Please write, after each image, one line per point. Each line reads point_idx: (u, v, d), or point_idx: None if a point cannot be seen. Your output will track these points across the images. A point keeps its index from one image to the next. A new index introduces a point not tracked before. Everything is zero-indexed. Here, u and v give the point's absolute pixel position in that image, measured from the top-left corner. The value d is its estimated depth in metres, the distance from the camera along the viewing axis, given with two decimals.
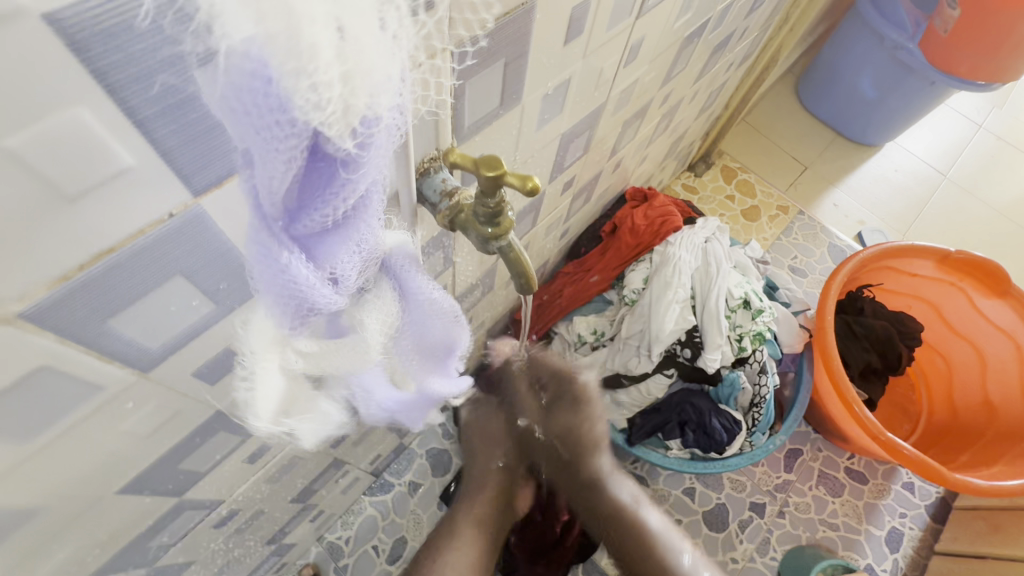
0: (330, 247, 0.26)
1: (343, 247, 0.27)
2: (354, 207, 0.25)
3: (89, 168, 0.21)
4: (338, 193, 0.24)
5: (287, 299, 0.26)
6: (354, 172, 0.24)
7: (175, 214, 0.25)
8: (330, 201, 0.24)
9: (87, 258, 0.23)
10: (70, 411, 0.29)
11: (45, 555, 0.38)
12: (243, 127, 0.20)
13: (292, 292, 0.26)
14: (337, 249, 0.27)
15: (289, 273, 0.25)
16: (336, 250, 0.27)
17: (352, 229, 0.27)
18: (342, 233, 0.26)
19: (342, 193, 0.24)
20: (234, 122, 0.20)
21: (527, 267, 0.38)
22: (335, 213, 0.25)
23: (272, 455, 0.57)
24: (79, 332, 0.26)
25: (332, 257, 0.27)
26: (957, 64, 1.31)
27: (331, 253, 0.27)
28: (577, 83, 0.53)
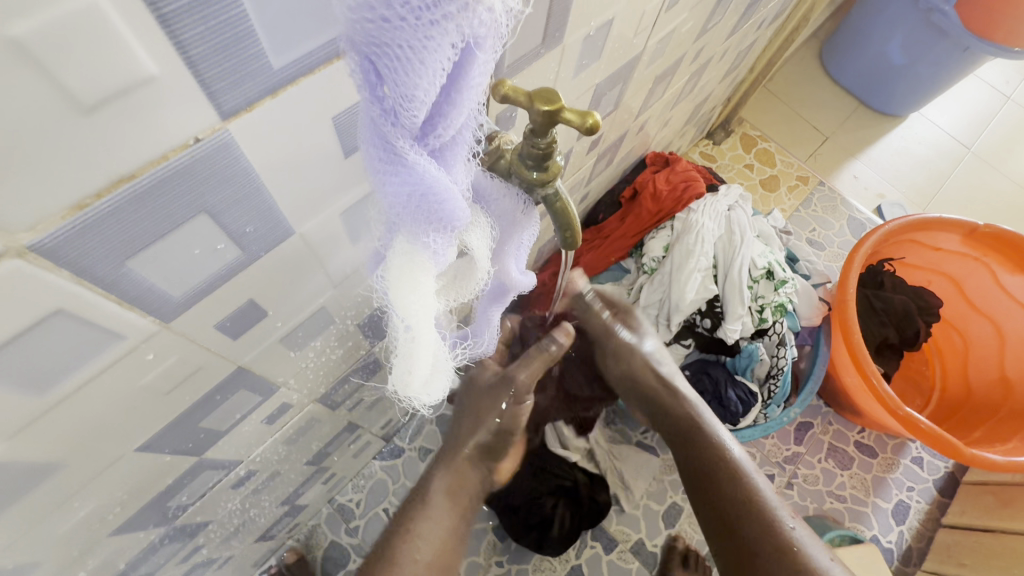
0: (450, 156, 0.26)
1: (463, 156, 0.26)
2: (475, 108, 0.25)
3: (109, 71, 0.18)
4: (462, 89, 0.23)
5: (423, 216, 0.26)
6: (483, 63, 0.23)
7: (202, 138, 0.22)
8: (457, 100, 0.23)
9: (106, 184, 0.21)
10: (89, 361, 0.27)
11: (66, 512, 0.37)
12: (396, 20, 0.19)
13: (432, 206, 0.25)
14: (457, 158, 0.26)
15: (433, 186, 0.24)
16: (456, 160, 0.26)
17: (468, 135, 0.26)
18: (462, 140, 0.25)
19: (468, 89, 0.23)
20: (388, 18, 0.18)
21: (573, 218, 0.35)
22: (462, 115, 0.24)
23: (290, 417, 0.56)
24: (97, 272, 0.23)
25: (454, 168, 0.26)
26: (994, 30, 1.24)
27: (452, 162, 0.26)
28: (618, 25, 0.49)
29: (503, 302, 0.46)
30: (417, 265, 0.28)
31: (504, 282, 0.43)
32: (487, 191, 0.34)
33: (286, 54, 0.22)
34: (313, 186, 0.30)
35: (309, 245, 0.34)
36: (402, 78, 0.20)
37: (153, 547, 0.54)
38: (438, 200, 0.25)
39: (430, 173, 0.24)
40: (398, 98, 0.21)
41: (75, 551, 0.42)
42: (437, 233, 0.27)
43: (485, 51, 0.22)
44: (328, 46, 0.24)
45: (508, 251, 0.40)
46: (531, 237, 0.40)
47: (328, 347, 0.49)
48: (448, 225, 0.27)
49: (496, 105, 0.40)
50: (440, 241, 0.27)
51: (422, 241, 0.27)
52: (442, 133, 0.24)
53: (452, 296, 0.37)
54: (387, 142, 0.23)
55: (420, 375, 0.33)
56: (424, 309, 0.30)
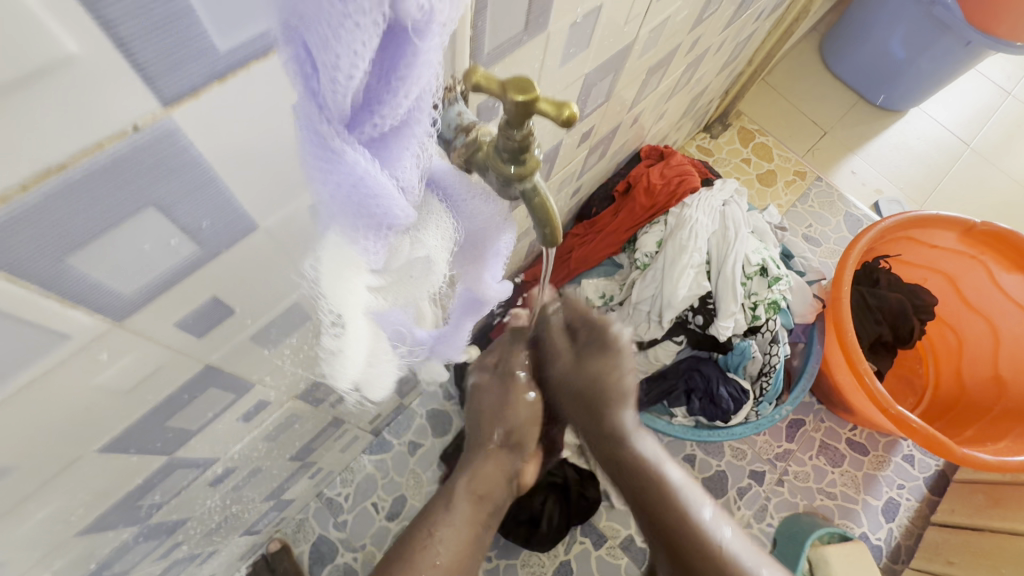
0: (392, 149, 0.24)
1: (410, 150, 0.25)
2: (422, 100, 0.23)
3: (23, 47, 0.16)
4: (402, 77, 0.22)
5: (357, 210, 0.24)
6: (426, 50, 0.21)
7: (141, 126, 0.21)
8: (396, 89, 0.22)
9: (31, 175, 0.19)
10: (34, 362, 0.26)
11: (27, 514, 0.36)
12: None
13: (366, 202, 0.24)
14: (400, 153, 0.24)
15: (366, 180, 0.23)
16: (401, 155, 0.24)
17: (414, 130, 0.24)
18: (406, 133, 0.24)
19: (408, 80, 0.22)
20: None
21: (552, 214, 0.34)
22: (404, 105, 0.22)
23: (269, 414, 0.54)
24: (32, 269, 0.22)
25: (397, 162, 0.24)
26: (996, 24, 1.22)
27: (395, 158, 0.24)
28: (607, 12, 0.47)
29: (477, 312, 0.46)
30: (348, 259, 0.27)
31: (477, 291, 0.42)
32: (454, 190, 0.33)
33: (233, 35, 0.21)
34: (276, 179, 0.29)
35: (275, 240, 0.33)
36: (325, 54, 0.19)
37: (128, 545, 0.53)
38: (372, 196, 0.23)
39: (362, 165, 0.22)
40: (326, 78, 0.19)
41: (40, 551, 0.41)
42: (371, 231, 0.25)
43: (426, 38, 0.21)
44: (278, 28, 0.22)
45: (482, 260, 0.39)
46: (506, 246, 0.39)
47: (305, 344, 0.48)
48: (386, 224, 0.25)
49: (477, 96, 0.38)
50: (374, 240, 0.26)
51: (355, 239, 0.26)
52: (379, 122, 0.22)
53: (403, 294, 0.33)
54: (315, 128, 0.21)
55: (355, 360, 0.36)
56: (351, 303, 0.30)
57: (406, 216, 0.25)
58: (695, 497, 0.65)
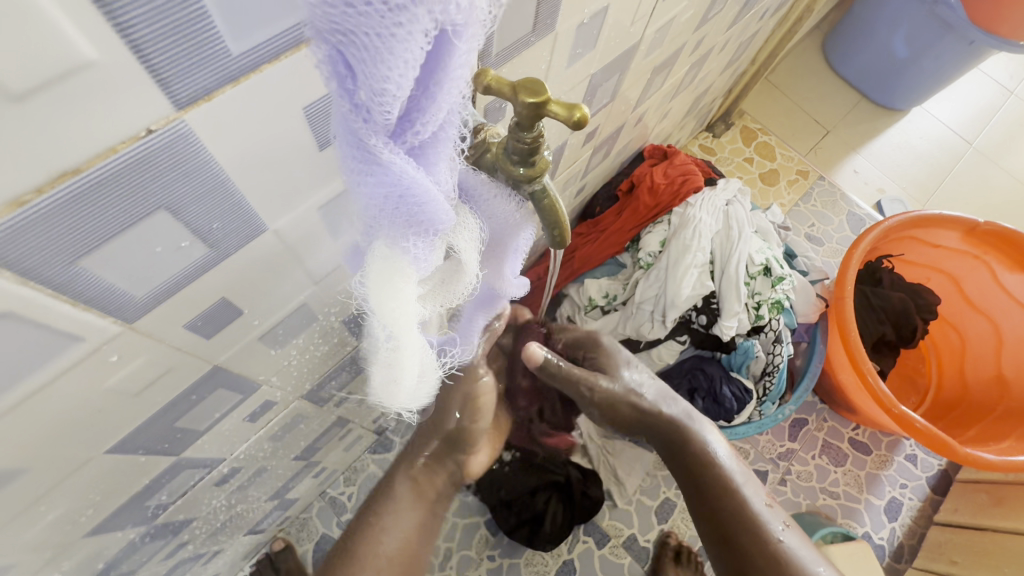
0: (431, 155, 0.24)
1: (446, 154, 0.25)
2: (458, 101, 0.23)
3: (36, 53, 0.16)
4: (441, 82, 0.22)
5: (401, 216, 0.24)
6: (464, 53, 0.21)
7: (155, 129, 0.21)
8: (435, 94, 0.22)
9: (46, 179, 0.19)
10: (46, 365, 0.26)
11: (37, 515, 0.36)
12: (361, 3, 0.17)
13: (412, 208, 0.24)
14: (438, 156, 0.24)
15: (411, 187, 0.23)
16: (439, 160, 0.25)
17: (452, 131, 0.24)
18: (444, 138, 0.24)
19: (448, 83, 0.22)
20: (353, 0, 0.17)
21: (561, 215, 0.34)
22: (443, 109, 0.22)
23: (275, 414, 0.54)
24: (46, 272, 0.22)
25: (435, 167, 0.25)
26: (1001, 25, 1.22)
27: (434, 161, 0.24)
28: (614, 12, 0.47)
29: (490, 307, 0.46)
30: (396, 268, 0.27)
31: (495, 286, 0.42)
32: (476, 190, 0.33)
33: (247, 38, 0.21)
34: (285, 180, 0.29)
35: (284, 241, 0.33)
36: (370, 70, 0.19)
37: (135, 545, 0.53)
38: (418, 203, 0.24)
39: (408, 173, 0.22)
40: (370, 93, 0.19)
41: (49, 553, 0.41)
42: (417, 234, 0.26)
43: (464, 40, 0.21)
44: (295, 31, 0.22)
45: (500, 255, 0.39)
46: (525, 243, 0.39)
47: (311, 345, 0.48)
48: (430, 228, 0.26)
49: (484, 96, 0.38)
50: (420, 243, 0.26)
51: (401, 244, 0.26)
52: (420, 130, 0.22)
53: (440, 296, 0.35)
54: (360, 140, 0.21)
55: (410, 380, 0.33)
56: (404, 314, 0.28)
57: (447, 218, 0.26)
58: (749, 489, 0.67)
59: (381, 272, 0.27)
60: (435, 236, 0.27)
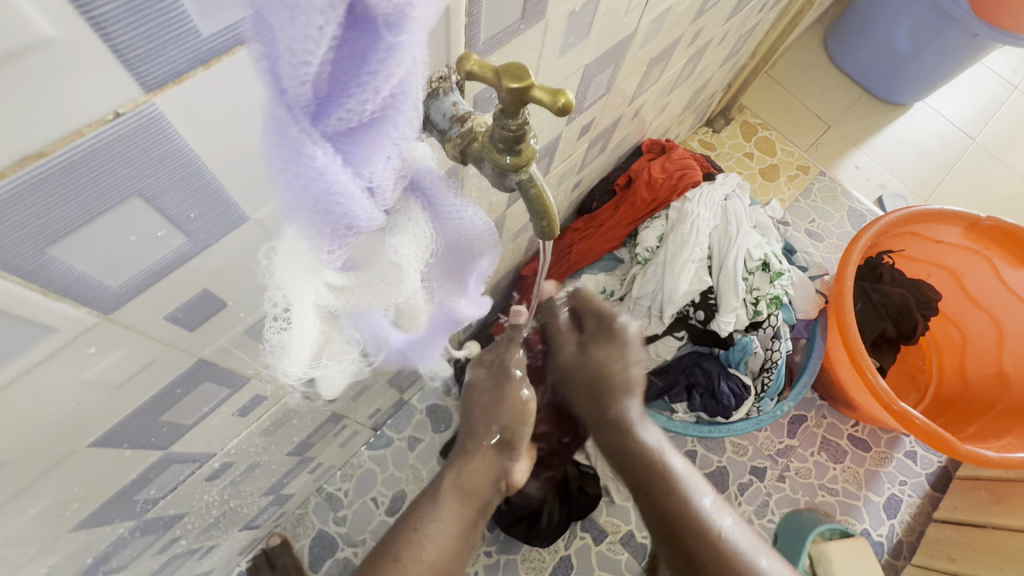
0: (360, 146, 0.24)
1: (378, 146, 0.25)
2: (394, 96, 0.23)
3: None
4: (370, 72, 0.22)
5: (321, 208, 0.25)
6: (392, 41, 0.21)
7: (123, 112, 0.20)
8: (364, 88, 0.22)
9: (9, 162, 0.18)
10: (19, 356, 0.25)
11: (18, 509, 0.35)
12: None
13: (328, 198, 0.24)
14: (369, 151, 0.25)
15: (327, 177, 0.23)
16: (370, 151, 0.25)
17: (387, 125, 0.24)
18: (374, 127, 0.24)
19: (379, 77, 0.22)
20: None
21: (549, 206, 0.33)
22: (369, 103, 0.23)
23: (265, 409, 0.54)
24: (13, 260, 0.21)
25: (365, 159, 0.25)
26: (1005, 17, 1.19)
27: (365, 156, 0.25)
28: (607, 1, 0.46)
29: (453, 325, 0.46)
30: (304, 258, 0.28)
31: (450, 308, 0.43)
32: (438, 197, 0.32)
33: (215, 19, 0.20)
34: (265, 168, 0.28)
35: (267, 232, 0.32)
36: (286, 52, 0.19)
37: (126, 539, 0.53)
38: (335, 193, 0.24)
39: (325, 162, 0.23)
40: (287, 76, 0.20)
41: (36, 546, 0.41)
42: (334, 227, 0.26)
43: (394, 34, 0.21)
44: None
45: (462, 278, 0.39)
46: (487, 266, 0.40)
47: None
48: (349, 223, 0.26)
49: (474, 86, 0.37)
50: (336, 237, 0.26)
51: (319, 236, 0.26)
52: (345, 118, 0.22)
53: (369, 301, 0.34)
54: (279, 125, 0.21)
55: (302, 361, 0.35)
56: (306, 302, 0.30)
57: (364, 212, 0.26)
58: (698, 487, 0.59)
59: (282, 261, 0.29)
60: (355, 231, 0.27)
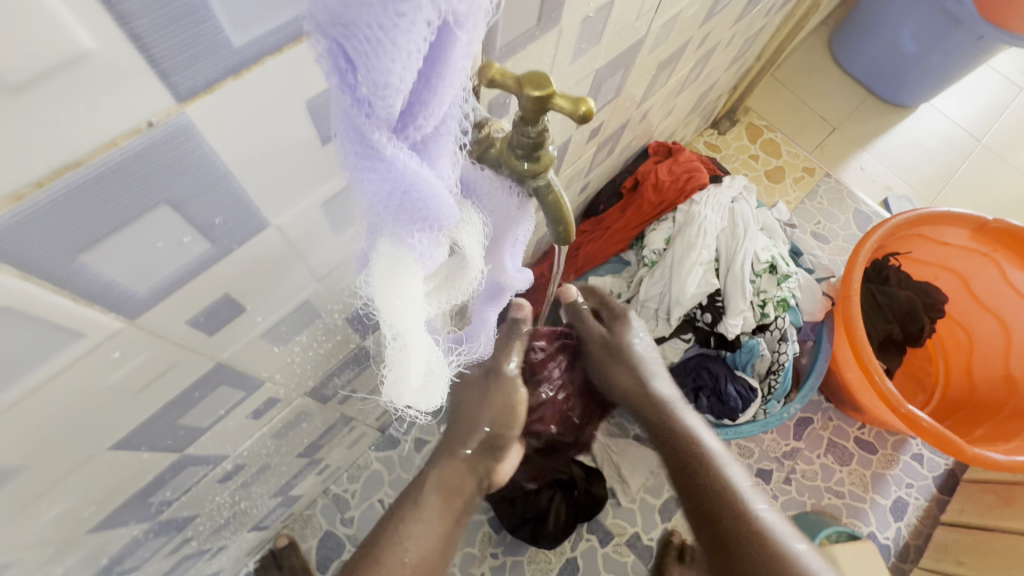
0: (433, 149, 0.24)
1: (447, 148, 0.25)
2: (458, 93, 0.23)
3: (37, 46, 0.16)
4: (442, 75, 0.22)
5: (405, 213, 0.24)
6: (464, 45, 0.21)
7: (155, 122, 0.20)
8: (437, 87, 0.22)
9: (46, 172, 0.19)
10: (45, 362, 0.25)
11: (38, 512, 0.36)
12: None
13: (415, 204, 0.24)
14: (440, 150, 0.24)
15: (415, 182, 0.23)
16: (440, 153, 0.25)
17: (451, 124, 0.24)
18: (446, 131, 0.24)
19: (449, 75, 0.22)
20: None
21: (566, 211, 0.33)
22: (444, 103, 0.22)
23: (278, 411, 0.54)
24: (47, 268, 0.22)
25: (438, 161, 0.25)
26: (1010, 18, 1.19)
27: (436, 156, 0.24)
28: (619, 6, 0.46)
29: (498, 303, 0.45)
30: (401, 267, 0.26)
31: (500, 281, 0.42)
32: (476, 185, 0.33)
33: (247, 30, 0.20)
34: (288, 175, 0.28)
35: (286, 237, 0.32)
36: (376, 64, 0.19)
37: (139, 541, 0.53)
38: (421, 198, 0.23)
39: (411, 167, 0.22)
40: (376, 88, 0.19)
41: (52, 549, 0.41)
42: (421, 233, 0.25)
43: (465, 30, 0.21)
44: (295, 21, 0.22)
45: (503, 250, 0.39)
46: (526, 232, 0.39)
47: (314, 342, 0.47)
48: (433, 225, 0.25)
49: (488, 92, 0.38)
50: (425, 241, 0.26)
51: (406, 243, 0.26)
52: (422, 124, 0.22)
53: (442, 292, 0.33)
54: (364, 137, 0.21)
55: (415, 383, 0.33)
56: (410, 314, 0.28)
57: (449, 212, 0.25)
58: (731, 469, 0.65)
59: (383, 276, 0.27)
60: (437, 233, 0.27)
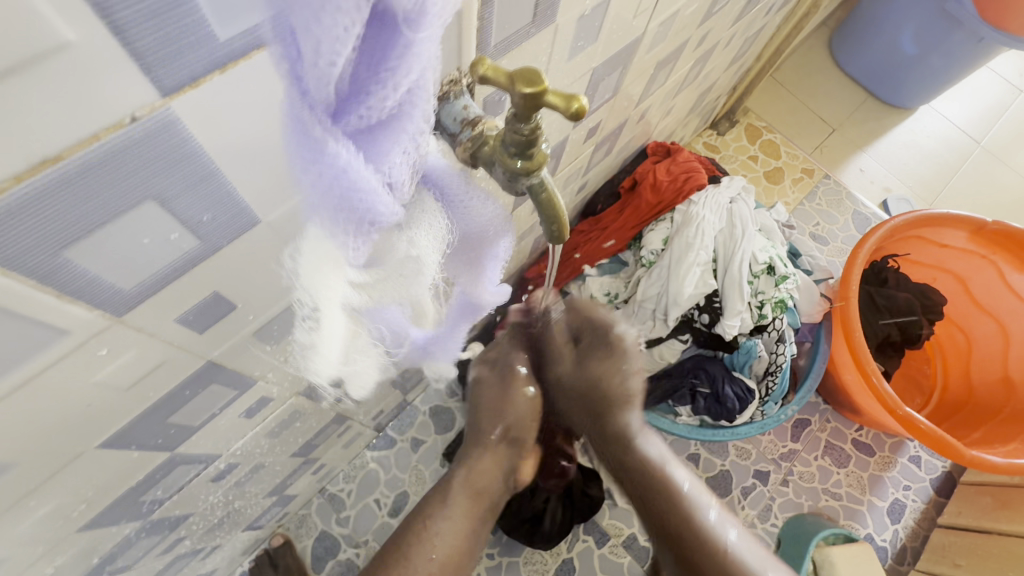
0: (382, 144, 0.24)
1: (399, 145, 0.25)
2: (414, 92, 0.23)
3: (12, 37, 0.16)
4: (390, 70, 0.21)
5: (339, 204, 0.24)
6: (419, 43, 0.21)
7: (139, 116, 0.20)
8: (383, 83, 0.22)
9: (25, 167, 0.18)
10: (31, 358, 0.25)
11: (26, 510, 0.35)
12: None
13: (350, 197, 0.24)
14: (388, 146, 0.24)
15: (348, 174, 0.22)
16: (390, 149, 0.24)
17: (407, 122, 0.24)
18: (397, 128, 0.24)
19: (399, 71, 0.22)
20: None
21: (560, 210, 0.33)
22: (392, 99, 0.22)
23: (271, 410, 0.54)
24: (28, 263, 0.21)
25: (387, 155, 0.24)
26: (1010, 20, 1.19)
27: (384, 151, 0.24)
28: (615, 5, 0.46)
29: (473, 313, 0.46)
30: (331, 259, 0.28)
31: (471, 293, 0.43)
32: (452, 191, 0.32)
33: (233, 24, 0.20)
34: (280, 172, 0.28)
35: (277, 235, 0.32)
36: (306, 47, 0.19)
37: (131, 540, 0.53)
38: (355, 191, 0.23)
39: (345, 159, 0.22)
40: (307, 72, 0.19)
41: (42, 548, 0.41)
42: (356, 227, 0.25)
43: (420, 29, 0.21)
44: None
45: (479, 266, 0.39)
46: (503, 250, 0.39)
47: None
48: (369, 219, 0.25)
49: (482, 89, 0.38)
50: (358, 235, 0.26)
51: (340, 234, 0.26)
52: (365, 118, 0.22)
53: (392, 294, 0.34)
54: (299, 119, 0.21)
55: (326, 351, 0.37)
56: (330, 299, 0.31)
57: (387, 210, 0.25)
58: (702, 501, 0.64)
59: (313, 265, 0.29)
60: (374, 230, 0.26)
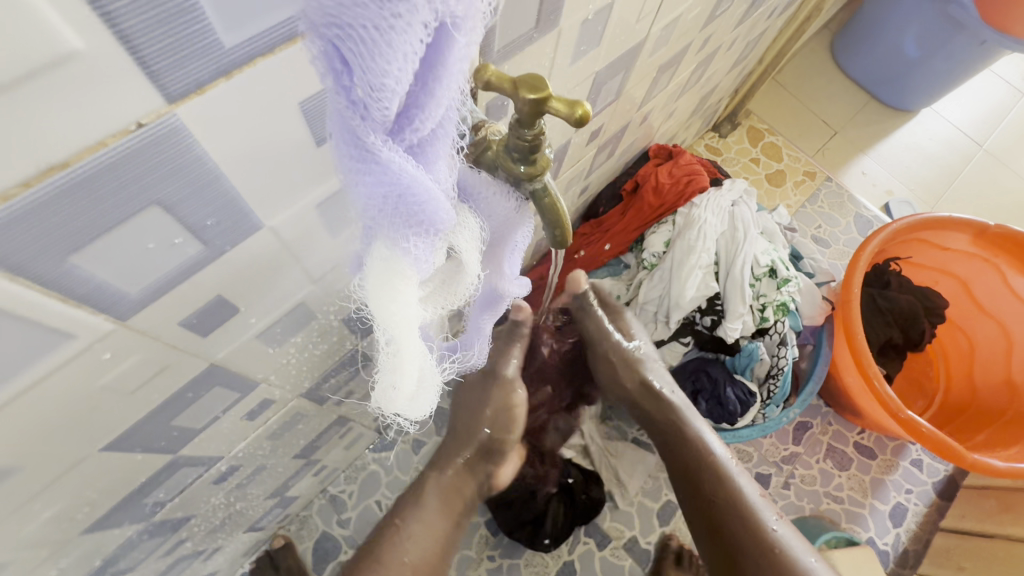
0: (430, 152, 0.24)
1: (444, 151, 0.25)
2: (455, 98, 0.23)
3: (20, 45, 0.16)
4: (438, 78, 0.22)
5: (400, 216, 0.24)
6: (462, 48, 0.22)
7: (145, 123, 0.20)
8: (433, 91, 0.22)
9: (32, 173, 0.19)
10: (37, 361, 0.25)
11: (30, 513, 0.35)
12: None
13: (410, 206, 0.24)
14: (436, 153, 0.24)
15: (410, 184, 0.23)
16: (437, 156, 0.25)
17: (448, 128, 0.24)
18: (442, 135, 0.24)
19: (445, 78, 0.22)
20: None
21: (563, 214, 0.33)
22: (441, 107, 0.22)
23: (273, 412, 0.54)
24: (34, 269, 0.21)
25: (434, 165, 0.25)
26: (1012, 24, 1.18)
27: (432, 159, 0.24)
28: (619, 9, 0.46)
29: (495, 310, 0.45)
30: (396, 271, 0.26)
31: (496, 287, 0.42)
32: (475, 189, 0.32)
33: (240, 30, 0.20)
34: (283, 178, 0.28)
35: (281, 240, 0.32)
36: (369, 65, 0.19)
37: (133, 542, 0.53)
38: (417, 199, 0.23)
39: (406, 170, 0.22)
40: (368, 89, 0.19)
41: (45, 550, 0.41)
42: (417, 236, 0.25)
43: (463, 33, 0.21)
44: (291, 22, 0.22)
45: (501, 254, 0.39)
46: (524, 239, 0.39)
47: (309, 344, 0.47)
48: (428, 225, 0.25)
49: (485, 93, 0.38)
50: (420, 243, 0.26)
51: (401, 245, 0.26)
52: (419, 128, 0.22)
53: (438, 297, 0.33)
54: (359, 138, 0.21)
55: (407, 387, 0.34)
56: (403, 318, 0.29)
57: (445, 216, 0.25)
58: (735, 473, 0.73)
59: (386, 276, 0.27)
60: (432, 237, 0.26)
